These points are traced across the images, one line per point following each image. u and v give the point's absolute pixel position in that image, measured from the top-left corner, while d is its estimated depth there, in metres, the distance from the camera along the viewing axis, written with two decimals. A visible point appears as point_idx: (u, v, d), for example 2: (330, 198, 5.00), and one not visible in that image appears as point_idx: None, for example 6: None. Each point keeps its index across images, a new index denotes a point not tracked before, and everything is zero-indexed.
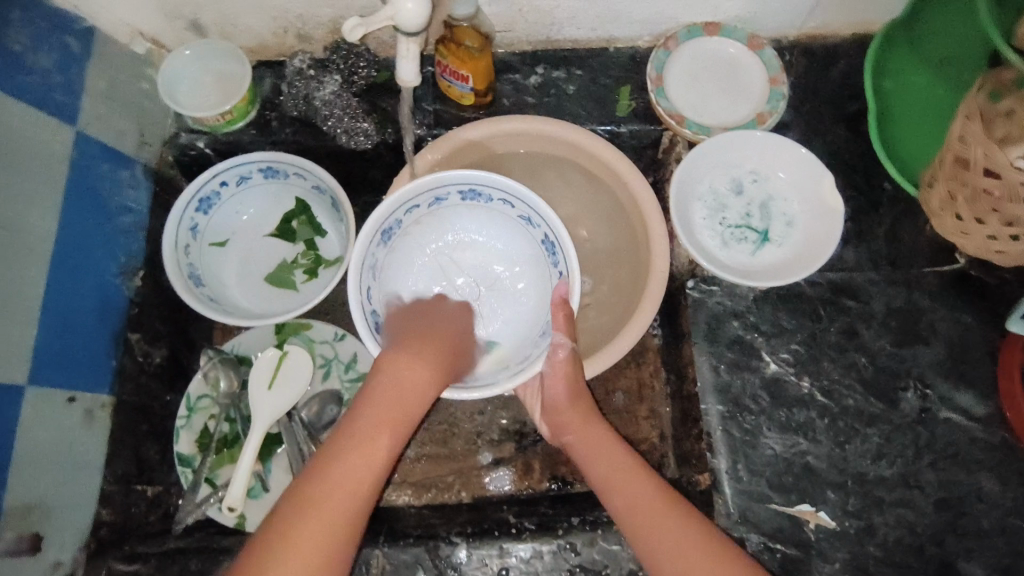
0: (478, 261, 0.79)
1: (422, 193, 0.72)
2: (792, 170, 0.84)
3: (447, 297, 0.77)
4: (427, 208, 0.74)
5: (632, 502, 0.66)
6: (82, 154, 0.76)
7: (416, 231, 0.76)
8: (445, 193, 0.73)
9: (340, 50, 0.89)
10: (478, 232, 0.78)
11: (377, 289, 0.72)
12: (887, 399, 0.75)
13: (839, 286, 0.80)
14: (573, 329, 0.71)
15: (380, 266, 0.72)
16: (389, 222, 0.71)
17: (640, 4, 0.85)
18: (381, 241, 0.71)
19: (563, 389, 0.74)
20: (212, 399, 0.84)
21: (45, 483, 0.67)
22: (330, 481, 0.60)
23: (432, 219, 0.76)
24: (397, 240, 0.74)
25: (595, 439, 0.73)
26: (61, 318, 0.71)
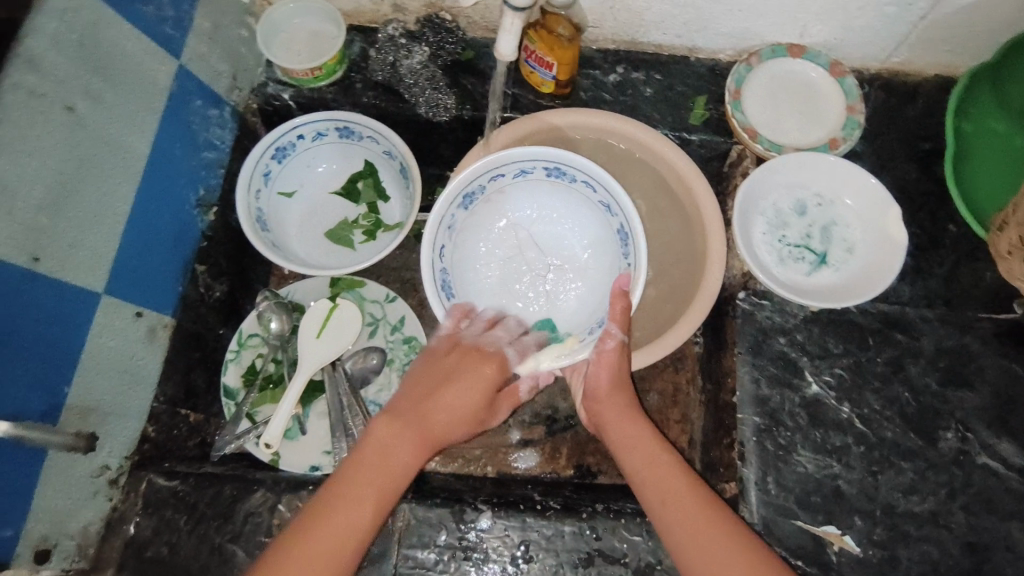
0: (551, 238, 0.83)
1: (507, 165, 0.76)
2: (859, 198, 0.84)
3: (522, 266, 0.82)
4: (514, 180, 0.78)
5: (667, 495, 0.67)
6: (181, 86, 0.79)
7: (498, 199, 0.80)
8: (530, 167, 0.77)
9: (432, 23, 0.92)
10: (557, 212, 0.82)
11: (450, 248, 0.77)
12: (926, 436, 0.75)
13: (891, 319, 0.80)
14: (628, 323, 0.72)
15: (458, 226, 0.78)
16: (473, 187, 0.76)
17: (731, 17, 0.86)
18: (461, 205, 0.76)
19: (605, 379, 0.74)
20: (261, 338, 0.88)
21: (105, 389, 0.70)
22: (351, 497, 0.63)
23: (516, 190, 0.80)
24: (478, 206, 0.79)
25: (638, 435, 0.73)
26: (141, 236, 0.74)
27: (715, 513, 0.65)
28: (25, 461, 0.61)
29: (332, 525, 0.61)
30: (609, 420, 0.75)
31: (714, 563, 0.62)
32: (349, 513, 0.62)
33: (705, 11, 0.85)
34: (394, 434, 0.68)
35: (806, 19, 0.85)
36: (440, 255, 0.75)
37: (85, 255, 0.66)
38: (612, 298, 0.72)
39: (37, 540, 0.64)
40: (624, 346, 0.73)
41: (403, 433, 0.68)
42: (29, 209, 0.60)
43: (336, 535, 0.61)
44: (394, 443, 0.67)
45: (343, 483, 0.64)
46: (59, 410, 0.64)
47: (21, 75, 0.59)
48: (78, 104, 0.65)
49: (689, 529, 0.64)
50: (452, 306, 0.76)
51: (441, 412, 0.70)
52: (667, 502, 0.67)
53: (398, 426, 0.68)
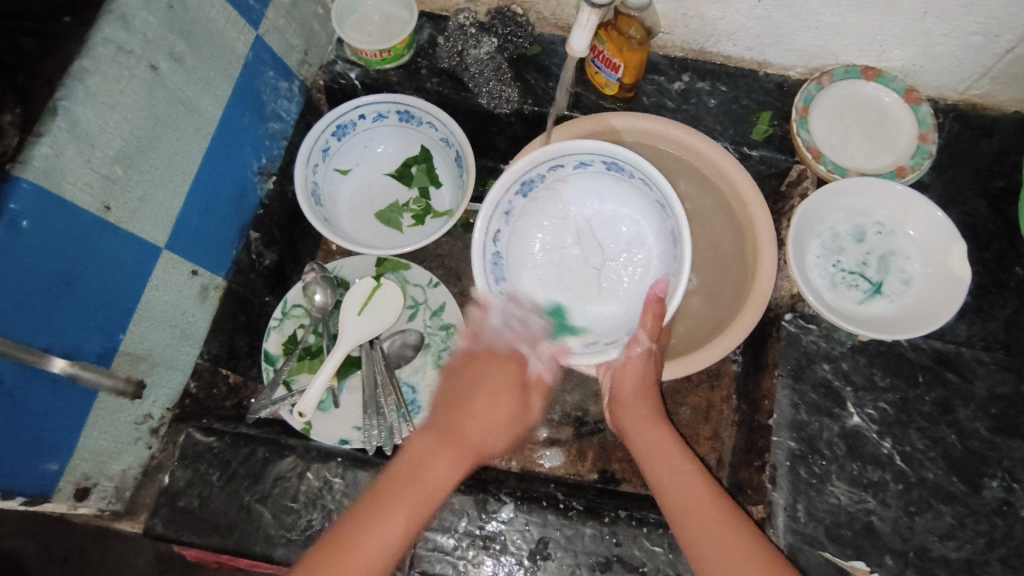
0: (608, 232, 0.82)
1: (568, 155, 0.76)
2: (923, 229, 0.81)
3: (576, 257, 0.82)
4: (577, 171, 0.78)
5: (690, 508, 0.67)
6: (256, 57, 0.81)
7: (561, 187, 0.80)
8: (590, 160, 0.76)
9: (503, 15, 0.91)
10: (619, 208, 0.81)
11: (506, 233, 0.78)
12: (969, 483, 0.72)
13: (944, 357, 0.77)
14: (657, 331, 0.72)
15: (515, 212, 0.78)
16: (532, 175, 0.77)
17: (807, 34, 0.84)
18: (518, 192, 0.77)
19: (636, 379, 0.74)
20: (305, 310, 0.90)
21: (156, 340, 0.72)
22: (391, 509, 0.65)
23: (579, 181, 0.80)
24: (538, 193, 0.79)
25: (660, 443, 0.73)
26: (205, 197, 0.77)
27: (737, 528, 0.65)
28: (77, 400, 0.64)
29: (373, 538, 0.63)
30: (630, 422, 0.76)
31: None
32: (391, 523, 0.64)
33: (781, 26, 0.83)
34: (430, 450, 0.70)
35: (884, 42, 0.83)
36: (494, 239, 0.76)
37: (152, 209, 0.69)
38: (646, 304, 0.73)
39: (78, 477, 0.66)
40: (651, 352, 0.73)
41: (438, 447, 0.70)
42: (106, 160, 0.63)
43: (375, 543, 0.63)
44: (429, 455, 0.69)
45: (383, 497, 0.66)
46: (111, 355, 0.67)
47: (113, 30, 0.61)
48: (161, 64, 0.67)
49: (709, 544, 0.64)
50: (497, 290, 0.76)
51: (479, 426, 0.73)
52: (687, 514, 0.67)
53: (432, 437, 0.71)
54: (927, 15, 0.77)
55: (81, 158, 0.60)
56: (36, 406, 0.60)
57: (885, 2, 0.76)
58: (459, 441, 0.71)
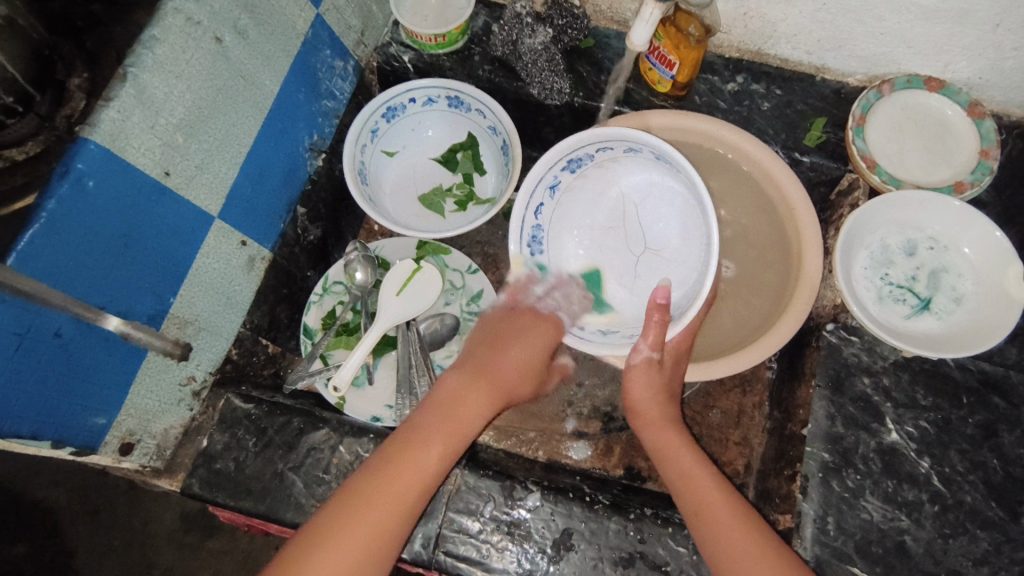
0: (654, 223, 0.80)
1: (620, 140, 0.75)
2: (978, 247, 0.79)
3: (622, 241, 0.81)
4: (632, 155, 0.77)
5: (701, 508, 0.68)
6: (315, 35, 0.83)
7: (612, 169, 0.79)
8: (639, 148, 0.75)
9: (560, 7, 0.91)
10: (665, 200, 0.79)
11: (550, 208, 0.79)
12: (1009, 510, 0.70)
13: (990, 380, 0.75)
14: (660, 338, 0.73)
15: (561, 188, 0.79)
16: (580, 154, 0.77)
17: (870, 41, 0.82)
18: (565, 168, 0.77)
19: (646, 390, 0.77)
20: (345, 287, 0.91)
21: (203, 305, 0.74)
22: (427, 441, 0.67)
23: (630, 163, 0.79)
24: (588, 171, 0.79)
25: (669, 442, 0.75)
26: (258, 170, 0.78)
27: (752, 527, 0.66)
28: (129, 357, 0.66)
29: (407, 465, 0.65)
30: (642, 419, 0.78)
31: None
32: (425, 459, 0.66)
33: (844, 30, 0.81)
34: (465, 388, 0.74)
35: (950, 53, 0.81)
36: (535, 212, 0.78)
37: (208, 178, 0.71)
38: (649, 309, 0.73)
39: (124, 432, 0.69)
40: (653, 361, 0.75)
41: (470, 387, 0.74)
42: (169, 126, 0.64)
43: (412, 470, 0.65)
44: (461, 397, 0.72)
45: (416, 431, 0.68)
46: (161, 317, 0.69)
47: (182, 1, 0.63)
48: (226, 36, 0.68)
49: (718, 540, 0.65)
50: (530, 260, 0.78)
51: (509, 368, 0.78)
52: (699, 514, 0.68)
53: (466, 376, 0.75)
54: (1000, 28, 0.74)
55: (146, 124, 0.62)
56: (90, 361, 0.62)
57: (956, 11, 0.74)
58: (493, 384, 0.75)
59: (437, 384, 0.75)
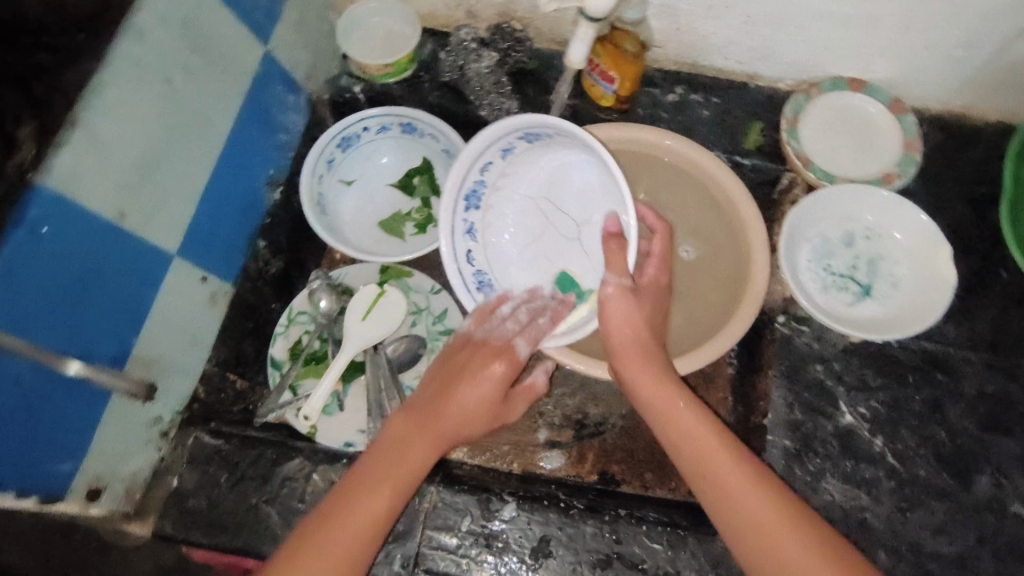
0: (564, 197, 0.80)
1: (489, 151, 0.73)
2: (908, 233, 0.84)
3: (549, 231, 0.81)
4: (527, 142, 0.75)
5: (697, 461, 0.66)
6: (265, 71, 0.84)
7: (505, 184, 0.78)
8: (511, 143, 0.74)
9: (504, 31, 0.94)
10: (564, 173, 0.79)
11: (478, 249, 0.78)
12: (960, 479, 0.74)
13: (932, 358, 0.79)
14: (625, 257, 0.72)
15: (477, 227, 0.77)
16: (470, 188, 0.75)
17: (797, 47, 0.87)
18: (467, 206, 0.75)
19: (626, 331, 0.71)
20: (311, 316, 0.91)
21: (166, 344, 0.74)
22: (375, 488, 0.64)
23: (517, 165, 0.78)
24: (488, 199, 0.78)
25: (655, 386, 0.70)
26: (214, 208, 0.79)
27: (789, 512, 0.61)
28: (93, 401, 0.66)
29: (355, 513, 0.62)
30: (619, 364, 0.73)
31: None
32: (375, 507, 0.63)
33: (771, 40, 0.86)
34: (416, 432, 0.69)
35: (870, 55, 0.86)
36: (462, 235, 0.76)
37: (164, 217, 0.71)
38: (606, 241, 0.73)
39: (91, 477, 0.68)
40: (626, 288, 0.72)
41: (422, 429, 0.69)
42: (123, 169, 0.65)
43: (358, 514, 0.62)
44: (405, 440, 0.68)
45: (370, 474, 0.65)
46: (124, 359, 0.69)
47: (130, 46, 0.63)
48: (176, 78, 0.70)
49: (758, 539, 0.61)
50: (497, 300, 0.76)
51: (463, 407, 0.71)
52: (700, 472, 0.65)
53: (414, 421, 0.70)
54: (911, 30, 0.80)
55: (100, 167, 0.62)
56: (52, 409, 0.61)
57: (870, 17, 0.79)
58: (444, 425, 0.70)
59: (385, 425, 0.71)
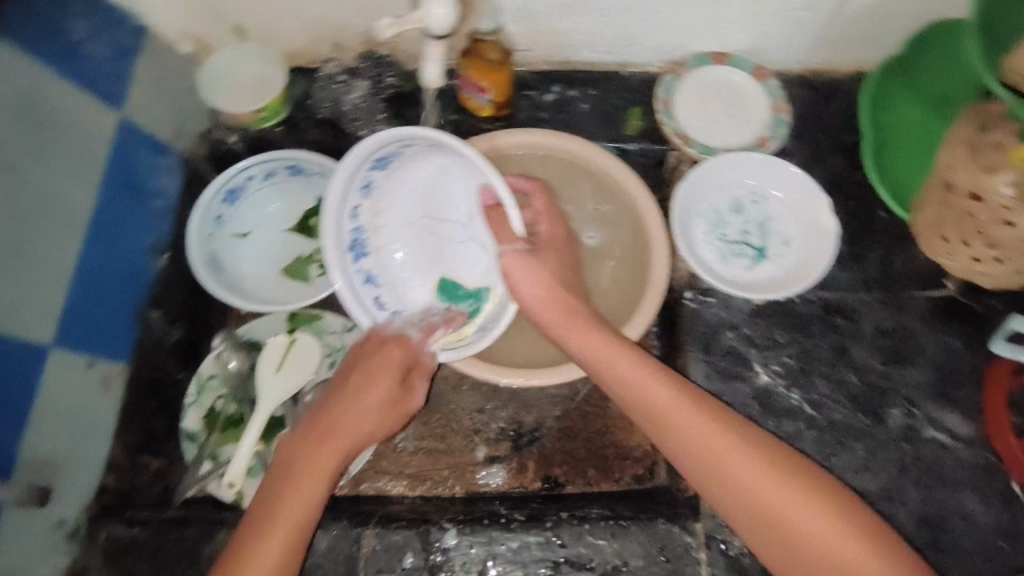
0: (442, 204, 0.78)
1: (348, 194, 0.70)
2: (789, 191, 0.87)
3: (445, 244, 0.79)
4: (381, 172, 0.73)
5: (684, 437, 0.62)
6: (124, 138, 0.81)
7: (382, 220, 0.75)
8: (367, 176, 0.71)
9: (371, 59, 0.94)
10: (429, 182, 0.77)
11: (385, 290, 0.76)
12: (874, 416, 0.77)
13: (832, 305, 0.83)
14: (507, 225, 0.72)
15: (375, 271, 0.75)
16: (349, 237, 0.72)
17: (655, 30, 0.89)
18: (353, 255, 0.72)
19: (537, 289, 0.71)
20: (221, 378, 0.86)
21: (57, 441, 0.71)
22: (268, 531, 0.62)
23: (387, 196, 0.75)
24: (372, 239, 0.75)
25: (603, 349, 0.67)
26: (90, 289, 0.75)
27: (783, 472, 0.59)
28: None
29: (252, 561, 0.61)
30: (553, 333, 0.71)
31: (835, 557, 0.56)
32: (268, 550, 0.61)
33: (630, 27, 0.88)
34: (307, 456, 0.66)
35: (724, 28, 0.89)
36: (364, 284, 0.73)
37: (32, 308, 0.68)
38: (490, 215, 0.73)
39: None
40: (519, 249, 0.72)
41: (314, 453, 0.67)
42: None
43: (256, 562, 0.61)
44: (295, 467, 0.66)
45: (264, 515, 0.63)
46: (10, 466, 0.65)
47: None
48: (17, 164, 0.67)
49: (757, 513, 0.59)
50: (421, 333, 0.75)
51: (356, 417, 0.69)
52: (692, 449, 0.61)
53: (303, 445, 0.67)
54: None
55: None
56: None
57: None
58: (337, 442, 0.67)
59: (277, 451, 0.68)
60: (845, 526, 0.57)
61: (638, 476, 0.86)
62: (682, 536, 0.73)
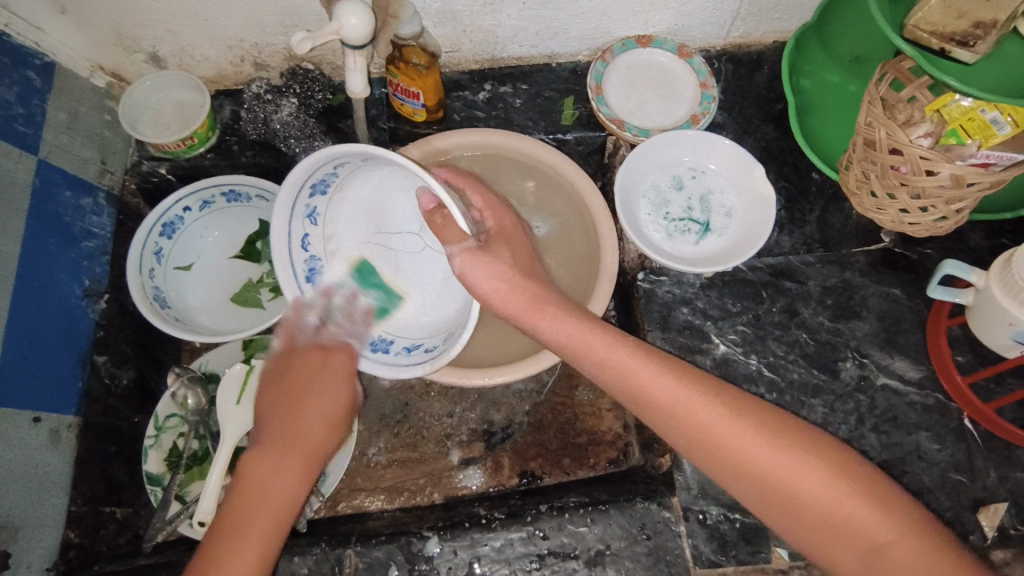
0: (392, 222, 0.77)
1: (293, 228, 0.70)
2: (725, 164, 0.90)
3: (404, 261, 0.78)
4: (320, 198, 0.71)
5: (672, 412, 0.61)
6: (45, 181, 0.78)
7: (336, 248, 0.74)
8: (309, 207, 0.70)
9: (297, 75, 0.92)
10: (373, 203, 0.75)
11: (354, 317, 0.74)
12: (829, 371, 0.80)
13: (778, 269, 0.85)
14: (457, 227, 0.65)
15: (340, 299, 0.74)
16: (303, 268, 0.71)
17: (577, 20, 0.90)
18: (310, 285, 0.72)
19: (502, 284, 0.67)
20: (181, 416, 0.84)
21: (9, 503, 0.68)
22: (238, 534, 0.62)
23: (335, 223, 0.74)
24: (331, 267, 0.74)
25: (569, 329, 0.66)
26: (26, 341, 0.72)
27: (776, 437, 0.58)
28: None
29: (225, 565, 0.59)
30: (520, 323, 0.68)
31: (839, 514, 0.56)
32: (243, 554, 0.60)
33: (551, 19, 0.89)
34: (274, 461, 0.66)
35: (644, 12, 0.90)
36: (330, 313, 0.73)
37: None
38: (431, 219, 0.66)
39: None
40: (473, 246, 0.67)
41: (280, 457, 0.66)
42: None
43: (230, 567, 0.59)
44: (264, 473, 0.65)
45: (233, 519, 0.63)
46: None
47: None
48: None
49: (748, 474, 0.58)
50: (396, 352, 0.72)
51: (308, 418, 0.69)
52: (684, 423, 0.60)
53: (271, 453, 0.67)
54: None
55: None
56: None
57: None
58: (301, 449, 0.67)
59: (240, 467, 0.66)
60: (846, 485, 0.56)
61: (612, 459, 0.88)
62: (660, 512, 0.74)
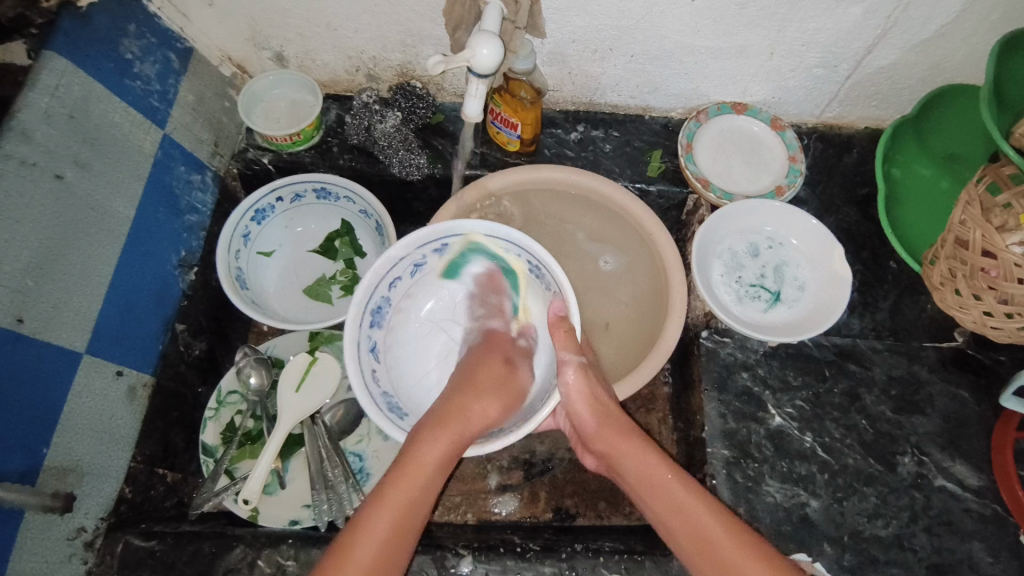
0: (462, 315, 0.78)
1: (399, 266, 0.70)
2: (805, 239, 0.91)
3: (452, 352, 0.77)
4: (434, 257, 0.73)
5: (698, 544, 0.66)
6: (165, 154, 0.83)
7: (407, 307, 0.74)
8: (421, 258, 0.72)
9: (404, 90, 0.97)
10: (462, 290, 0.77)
11: (383, 371, 0.71)
12: (885, 462, 0.79)
13: (844, 351, 0.85)
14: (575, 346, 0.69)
15: (380, 347, 0.71)
16: (375, 302, 0.70)
17: (678, 81, 0.94)
18: (370, 323, 0.70)
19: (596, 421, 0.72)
20: (241, 395, 0.88)
21: (82, 448, 0.71)
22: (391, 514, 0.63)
23: (419, 287, 0.75)
24: (392, 321, 0.73)
25: (645, 465, 0.71)
26: (124, 299, 0.77)
27: None
28: (2, 521, 0.62)
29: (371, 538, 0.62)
30: (603, 451, 0.74)
31: None
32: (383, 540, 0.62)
33: (655, 74, 0.92)
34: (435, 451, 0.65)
35: (745, 81, 0.93)
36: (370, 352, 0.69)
37: (69, 314, 0.69)
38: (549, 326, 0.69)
39: None
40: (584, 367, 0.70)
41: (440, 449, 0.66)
42: (15, 272, 0.63)
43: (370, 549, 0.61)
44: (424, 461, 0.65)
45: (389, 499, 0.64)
46: (36, 471, 0.66)
47: (13, 145, 0.64)
48: (68, 172, 0.69)
49: None
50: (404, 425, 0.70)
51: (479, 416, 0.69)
52: (702, 550, 0.65)
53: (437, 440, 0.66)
54: (776, 55, 0.87)
55: None
56: None
57: (737, 48, 0.86)
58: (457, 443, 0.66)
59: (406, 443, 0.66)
60: None
61: None
62: None
